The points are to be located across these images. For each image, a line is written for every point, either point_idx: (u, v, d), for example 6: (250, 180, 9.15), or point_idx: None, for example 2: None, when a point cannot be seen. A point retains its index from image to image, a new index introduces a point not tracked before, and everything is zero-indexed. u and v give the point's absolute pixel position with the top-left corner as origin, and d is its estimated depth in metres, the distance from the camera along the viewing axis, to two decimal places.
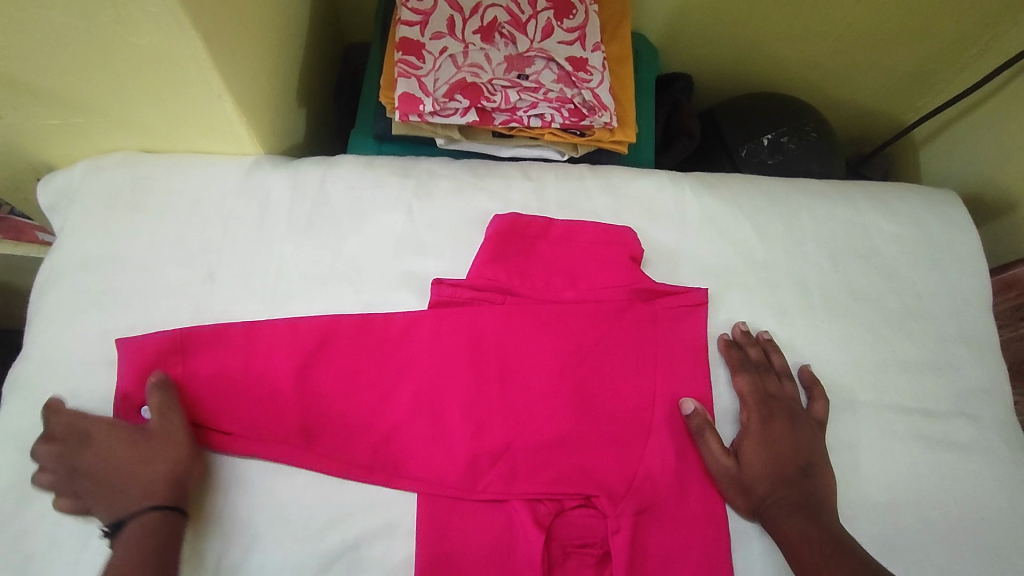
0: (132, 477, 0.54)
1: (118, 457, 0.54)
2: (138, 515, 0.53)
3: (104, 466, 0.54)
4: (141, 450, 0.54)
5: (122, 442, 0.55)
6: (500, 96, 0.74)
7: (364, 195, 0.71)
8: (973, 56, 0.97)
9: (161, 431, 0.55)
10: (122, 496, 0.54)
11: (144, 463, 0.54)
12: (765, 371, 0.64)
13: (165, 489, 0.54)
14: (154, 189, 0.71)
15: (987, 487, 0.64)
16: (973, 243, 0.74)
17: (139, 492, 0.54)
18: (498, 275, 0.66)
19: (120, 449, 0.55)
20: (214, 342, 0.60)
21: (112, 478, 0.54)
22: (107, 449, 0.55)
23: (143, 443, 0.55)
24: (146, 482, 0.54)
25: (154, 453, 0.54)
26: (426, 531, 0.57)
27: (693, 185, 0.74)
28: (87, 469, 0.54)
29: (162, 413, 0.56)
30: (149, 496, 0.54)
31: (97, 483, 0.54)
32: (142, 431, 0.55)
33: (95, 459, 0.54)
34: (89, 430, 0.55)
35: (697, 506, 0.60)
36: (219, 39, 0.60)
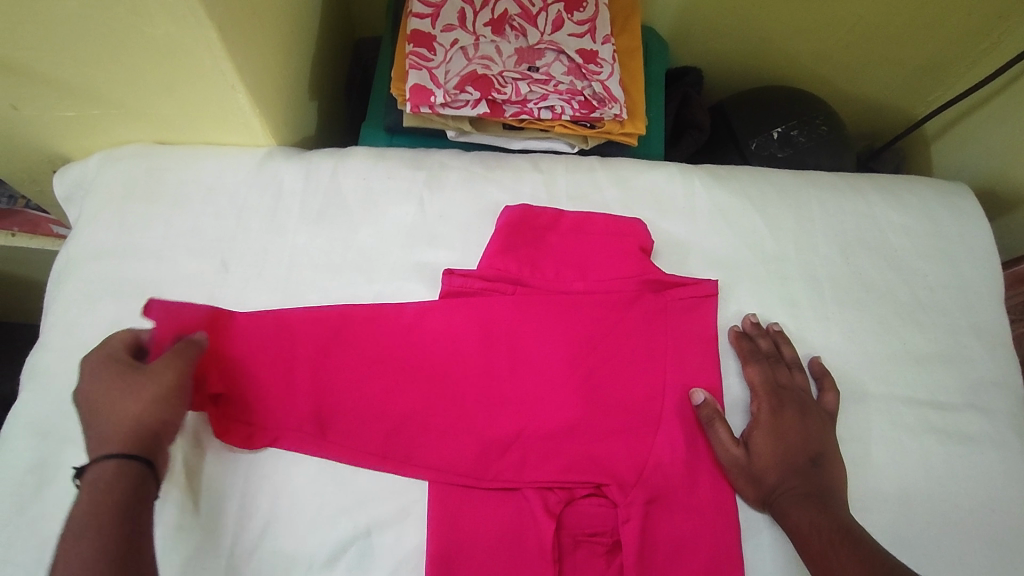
0: (110, 418, 0.51)
1: (109, 394, 0.53)
2: (101, 459, 0.50)
3: (95, 403, 0.53)
4: (129, 392, 0.52)
5: (116, 381, 0.53)
6: (511, 88, 0.74)
7: (376, 186, 0.72)
8: (984, 51, 0.96)
9: (154, 376, 0.53)
10: (97, 436, 0.51)
11: (125, 405, 0.52)
12: (776, 362, 0.65)
13: (133, 437, 0.51)
14: (169, 180, 0.72)
15: (1000, 480, 0.64)
16: (985, 236, 0.74)
17: (110, 434, 0.51)
18: (508, 265, 0.67)
19: (113, 388, 0.53)
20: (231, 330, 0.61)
21: (96, 416, 0.52)
22: (103, 387, 0.53)
23: (134, 384, 0.53)
24: (120, 425, 0.51)
25: (137, 398, 0.52)
26: (437, 519, 0.58)
27: (703, 177, 0.74)
28: (84, 405, 0.53)
29: (167, 357, 0.55)
30: (117, 440, 0.51)
31: (87, 420, 0.52)
32: (139, 372, 0.54)
33: (90, 396, 0.53)
34: (97, 365, 0.55)
35: (707, 495, 0.60)
36: (233, 30, 0.61)
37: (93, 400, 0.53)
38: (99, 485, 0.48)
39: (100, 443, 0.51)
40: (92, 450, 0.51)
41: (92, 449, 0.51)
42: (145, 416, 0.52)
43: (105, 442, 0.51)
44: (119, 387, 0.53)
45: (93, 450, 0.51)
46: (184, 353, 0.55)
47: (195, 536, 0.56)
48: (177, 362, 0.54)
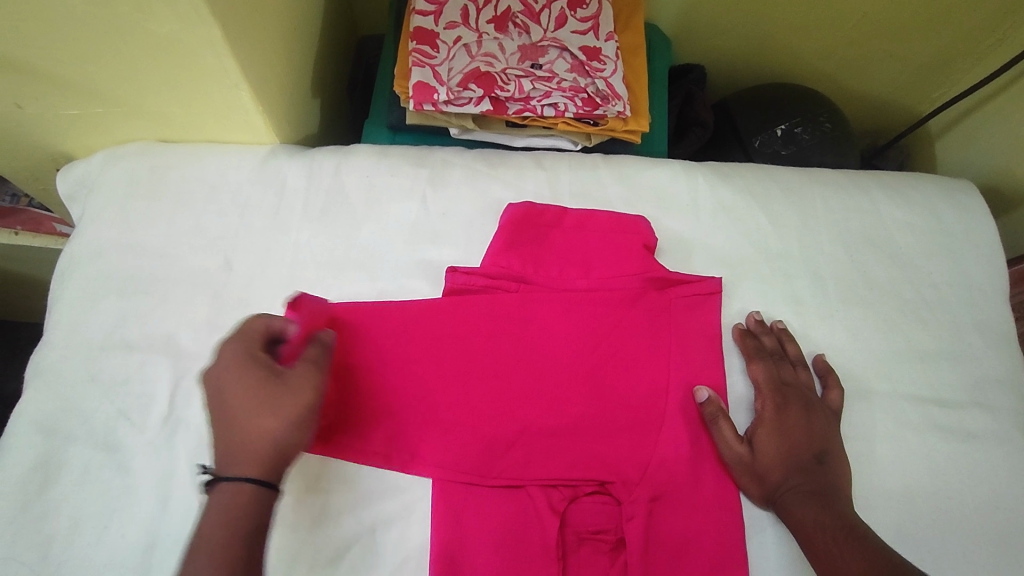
0: (247, 430, 0.51)
1: (247, 401, 0.52)
2: (237, 474, 0.50)
3: (229, 405, 0.52)
4: (268, 405, 0.52)
5: (254, 387, 0.52)
6: (514, 86, 0.74)
7: (379, 184, 0.72)
8: (989, 47, 0.96)
9: (293, 391, 0.53)
10: (232, 443, 0.51)
11: (264, 420, 0.51)
12: (780, 360, 0.64)
13: (269, 458, 0.51)
14: (173, 178, 0.72)
15: (1004, 477, 0.64)
16: (989, 233, 0.74)
17: (247, 447, 0.51)
18: (512, 263, 0.67)
19: (250, 394, 0.52)
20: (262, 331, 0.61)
21: (232, 421, 0.52)
22: (239, 389, 0.53)
23: (275, 396, 0.52)
24: (258, 439, 0.51)
25: (275, 417, 0.52)
26: (439, 517, 0.58)
27: (706, 175, 0.74)
28: (218, 404, 0.53)
29: (304, 368, 0.54)
30: (252, 457, 0.51)
31: (221, 419, 0.52)
32: (277, 381, 0.53)
33: (226, 396, 0.53)
34: (235, 362, 0.54)
35: (711, 493, 0.60)
36: (236, 27, 0.60)
37: (229, 402, 0.52)
38: (233, 505, 0.49)
39: (235, 453, 0.51)
40: (225, 458, 0.51)
41: (226, 457, 0.51)
42: (280, 433, 0.52)
43: (240, 453, 0.51)
44: (257, 396, 0.52)
45: (226, 458, 0.51)
46: (318, 363, 0.54)
47: None
48: (314, 375, 0.54)
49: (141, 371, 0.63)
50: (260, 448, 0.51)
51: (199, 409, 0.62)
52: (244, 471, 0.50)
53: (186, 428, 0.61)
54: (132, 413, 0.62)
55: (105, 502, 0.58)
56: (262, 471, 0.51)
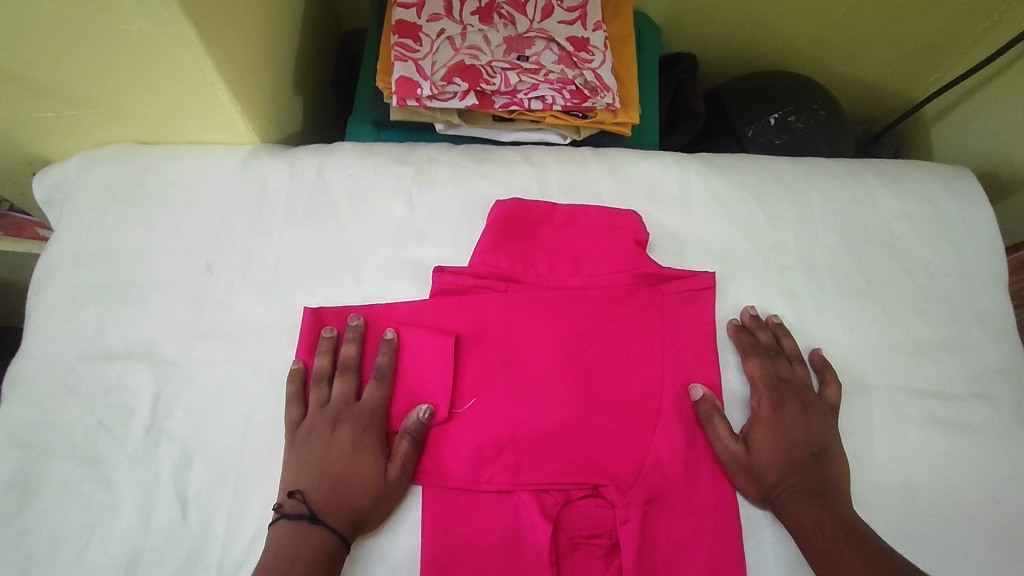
0: (356, 493, 0.55)
1: (364, 470, 0.56)
2: (333, 526, 0.54)
3: (346, 468, 0.56)
4: (382, 484, 0.56)
5: (373, 461, 0.57)
6: (500, 78, 0.72)
7: (363, 183, 0.70)
8: (985, 30, 0.94)
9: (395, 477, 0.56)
10: (337, 499, 0.55)
11: (373, 494, 0.56)
12: (777, 356, 0.63)
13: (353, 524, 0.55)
14: (151, 181, 0.70)
15: (1006, 470, 0.62)
16: (987, 220, 0.72)
17: (341, 506, 0.55)
18: (500, 262, 0.65)
19: (364, 463, 0.56)
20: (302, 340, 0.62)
21: (337, 481, 0.56)
22: (356, 458, 0.57)
23: (392, 481, 0.56)
24: (360, 505, 0.55)
25: (374, 493, 0.56)
26: (429, 525, 0.56)
27: (698, 167, 0.72)
28: (336, 461, 0.57)
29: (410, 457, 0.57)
30: (347, 517, 0.55)
31: (331, 472, 0.56)
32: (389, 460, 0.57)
33: (344, 460, 0.57)
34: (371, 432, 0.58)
35: (707, 494, 0.58)
36: (211, 25, 0.59)
37: (349, 466, 0.56)
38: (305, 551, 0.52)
39: (337, 504, 0.55)
40: (326, 505, 0.55)
41: (325, 505, 0.55)
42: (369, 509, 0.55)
43: (341, 509, 0.55)
44: (376, 469, 0.56)
45: (328, 507, 0.54)
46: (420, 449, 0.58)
47: (184, 547, 0.56)
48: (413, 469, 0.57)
49: (121, 382, 0.62)
50: (352, 515, 0.55)
51: (182, 419, 0.61)
52: (341, 526, 0.54)
53: (169, 439, 0.60)
54: (113, 424, 0.60)
55: (86, 517, 0.57)
56: (348, 530, 0.54)
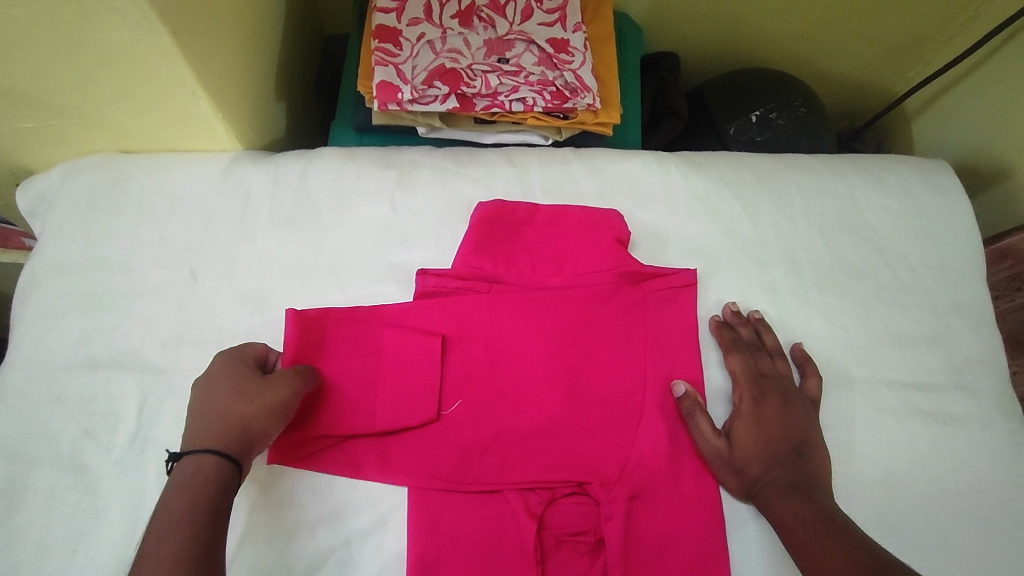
0: (219, 414, 0.54)
1: (220, 389, 0.55)
2: (201, 453, 0.52)
3: (205, 397, 0.55)
4: (245, 389, 0.55)
5: (230, 378, 0.56)
6: (480, 81, 0.73)
7: (345, 187, 0.70)
8: (963, 24, 0.95)
9: (273, 385, 0.55)
10: (203, 427, 0.53)
11: (238, 402, 0.54)
12: (757, 351, 0.64)
13: (230, 442, 0.53)
14: (135, 189, 0.70)
15: (985, 459, 0.63)
16: (965, 212, 0.73)
17: (214, 428, 0.53)
18: (483, 263, 0.66)
19: (236, 382, 0.55)
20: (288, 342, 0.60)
21: (210, 408, 0.54)
22: (226, 380, 0.55)
23: (254, 386, 0.55)
24: (231, 420, 0.53)
25: (249, 404, 0.54)
26: (416, 526, 0.57)
27: (679, 165, 0.73)
28: (198, 394, 0.55)
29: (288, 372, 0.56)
30: (220, 438, 0.53)
31: (202, 404, 0.54)
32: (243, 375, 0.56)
33: (214, 386, 0.55)
34: (222, 359, 0.57)
35: (690, 489, 0.59)
36: (190, 32, 0.59)
37: (208, 390, 0.55)
38: (187, 475, 0.50)
39: (211, 428, 0.53)
40: (192, 439, 0.53)
41: (193, 438, 0.53)
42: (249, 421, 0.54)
43: (209, 432, 0.53)
44: (232, 384, 0.55)
45: (195, 438, 0.53)
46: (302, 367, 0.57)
47: None
48: (292, 377, 0.56)
49: (106, 389, 0.62)
50: (226, 433, 0.53)
51: (168, 427, 0.61)
52: (211, 448, 0.52)
53: (155, 446, 0.60)
54: (98, 433, 0.60)
55: (71, 526, 0.57)
56: (225, 449, 0.52)
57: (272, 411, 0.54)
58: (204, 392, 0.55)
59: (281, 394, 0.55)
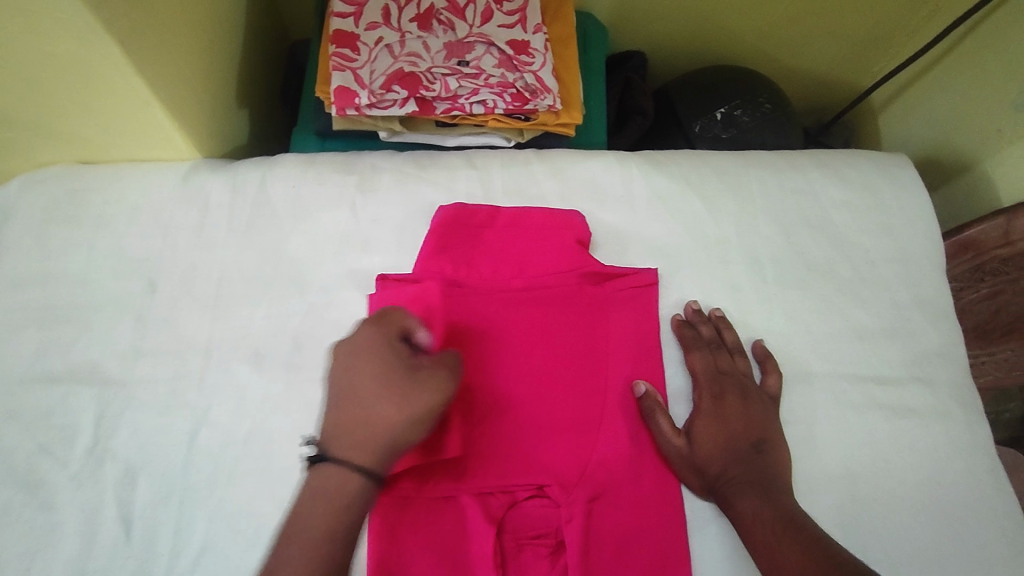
0: (365, 418, 0.51)
1: (367, 387, 0.52)
2: (345, 461, 0.50)
3: (351, 391, 0.52)
4: (392, 393, 0.51)
5: (375, 373, 0.52)
6: (440, 84, 0.73)
7: (305, 193, 0.70)
8: (924, 18, 0.96)
9: (422, 392, 0.51)
10: (348, 428, 0.51)
11: (387, 409, 0.51)
12: (718, 349, 0.64)
13: (379, 451, 0.50)
14: (92, 201, 0.69)
15: (944, 450, 0.64)
16: (924, 205, 0.73)
17: (362, 434, 0.51)
18: (442, 267, 0.65)
19: (385, 382, 0.52)
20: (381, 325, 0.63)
21: (358, 408, 0.51)
22: (376, 378, 0.52)
23: (402, 390, 0.51)
24: (378, 427, 0.51)
25: (396, 411, 0.51)
26: (373, 533, 0.56)
27: (640, 164, 0.73)
28: (346, 384, 0.52)
29: (434, 375, 0.52)
30: (370, 447, 0.50)
31: (349, 401, 0.52)
32: (386, 373, 0.52)
33: (363, 384, 0.52)
34: (368, 344, 0.53)
35: (651, 488, 0.59)
36: (140, 41, 0.58)
37: (357, 386, 0.52)
38: (331, 489, 0.49)
39: (358, 433, 0.51)
40: (336, 437, 0.51)
41: (338, 436, 0.51)
42: (397, 430, 0.51)
43: (353, 436, 0.51)
44: (375, 383, 0.51)
45: (340, 437, 0.51)
46: (449, 369, 0.53)
47: (130, 566, 0.56)
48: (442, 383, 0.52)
49: (65, 403, 0.62)
50: (374, 441, 0.50)
51: (126, 440, 0.60)
52: (354, 458, 0.50)
53: (114, 458, 0.60)
54: (55, 448, 0.60)
55: (27, 543, 0.57)
56: (372, 459, 0.50)
57: (419, 420, 0.51)
58: (352, 385, 0.52)
59: (429, 405, 0.51)
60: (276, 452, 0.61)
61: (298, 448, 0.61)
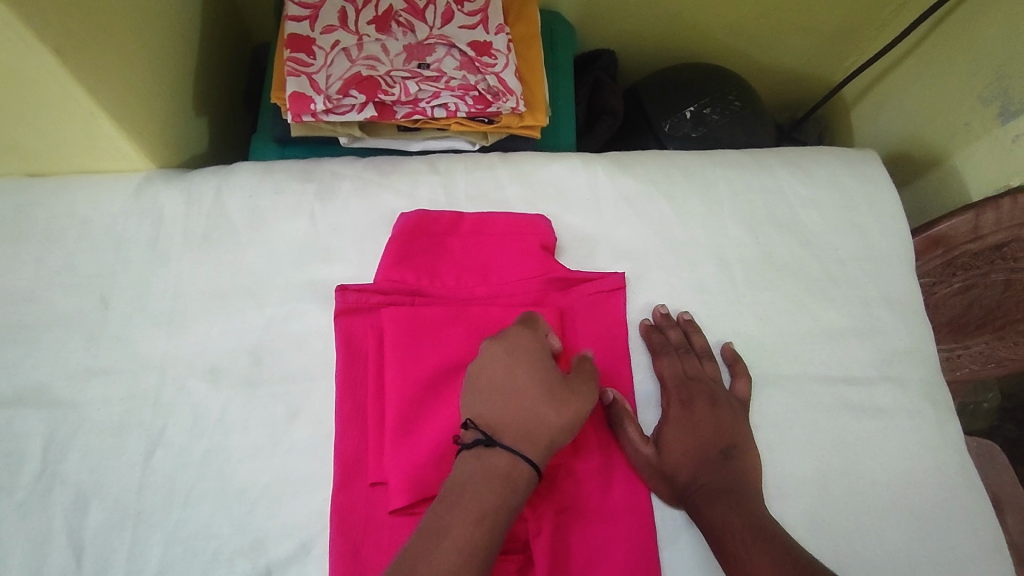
0: (528, 412, 0.54)
1: (526, 383, 0.55)
2: (517, 449, 0.52)
3: (507, 385, 0.55)
4: (553, 395, 0.54)
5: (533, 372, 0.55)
6: (399, 88, 0.71)
7: (262, 203, 0.68)
8: (893, 12, 0.95)
9: (577, 397, 0.55)
10: (511, 419, 0.53)
11: (550, 410, 0.54)
12: (686, 354, 0.63)
13: (540, 447, 0.53)
14: (39, 216, 0.67)
15: (914, 450, 0.63)
16: (894, 202, 0.73)
17: (527, 429, 0.53)
18: (405, 276, 0.64)
19: (543, 382, 0.55)
20: (349, 340, 0.62)
21: (517, 404, 0.54)
22: (535, 379, 0.55)
23: (564, 392, 0.55)
24: (542, 424, 0.53)
25: (558, 412, 0.54)
26: (336, 551, 0.55)
27: (606, 166, 0.71)
28: (502, 382, 0.55)
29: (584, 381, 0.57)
30: (534, 442, 0.53)
31: (506, 396, 0.55)
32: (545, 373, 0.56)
33: (524, 381, 0.55)
34: (521, 343, 0.57)
35: (619, 498, 0.58)
36: (77, 49, 0.56)
37: (516, 383, 0.55)
38: (496, 471, 0.51)
39: (521, 427, 0.53)
40: (500, 426, 0.53)
41: (501, 428, 0.53)
42: (557, 429, 0.53)
43: (520, 427, 0.53)
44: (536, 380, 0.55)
45: (504, 428, 0.53)
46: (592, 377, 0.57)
47: None
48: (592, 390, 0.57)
49: (10, 428, 0.59)
50: (535, 437, 0.53)
51: (76, 464, 0.58)
52: (522, 449, 0.52)
53: (63, 484, 0.58)
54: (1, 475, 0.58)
55: None
56: (534, 452, 0.52)
57: (579, 422, 0.55)
58: (507, 382, 0.55)
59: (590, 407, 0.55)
60: (233, 472, 0.58)
61: (256, 467, 0.59)
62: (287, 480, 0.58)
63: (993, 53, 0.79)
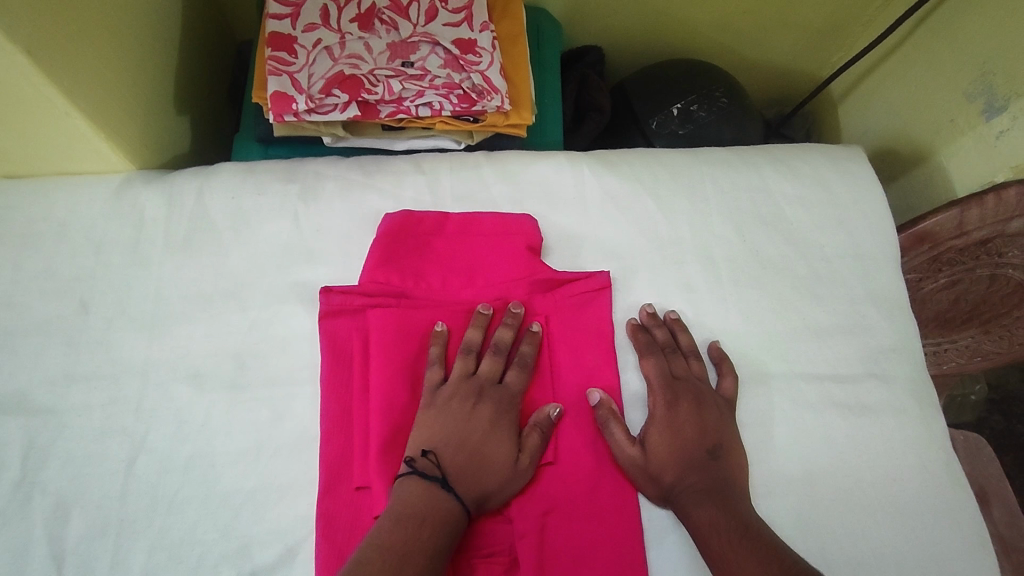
0: (476, 470, 0.55)
1: (485, 442, 0.56)
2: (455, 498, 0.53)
3: (468, 436, 0.56)
4: (504, 461, 0.56)
5: (501, 443, 0.56)
6: (383, 87, 0.70)
7: (245, 204, 0.67)
8: (880, 7, 0.95)
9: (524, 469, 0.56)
10: (459, 471, 0.55)
11: (495, 474, 0.55)
12: (673, 353, 0.63)
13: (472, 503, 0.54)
14: (17, 219, 0.66)
15: (900, 447, 0.63)
16: (879, 199, 0.73)
17: (468, 484, 0.54)
18: (390, 278, 0.63)
19: (499, 445, 0.56)
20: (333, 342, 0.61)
21: (470, 457, 0.55)
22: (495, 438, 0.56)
23: (514, 461, 0.56)
24: (480, 484, 0.54)
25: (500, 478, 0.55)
26: (322, 555, 0.55)
27: (591, 165, 0.71)
28: (464, 429, 0.56)
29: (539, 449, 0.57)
30: (471, 497, 0.54)
31: (464, 444, 0.56)
32: (520, 448, 0.57)
33: (483, 437, 0.56)
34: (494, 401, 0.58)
35: (606, 499, 0.58)
36: (51, 51, 0.55)
37: (476, 437, 0.56)
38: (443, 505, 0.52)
39: (465, 480, 0.54)
40: (450, 472, 0.54)
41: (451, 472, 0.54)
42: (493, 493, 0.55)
43: (466, 485, 0.54)
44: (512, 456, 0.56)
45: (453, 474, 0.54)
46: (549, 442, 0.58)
47: None
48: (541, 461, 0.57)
49: None
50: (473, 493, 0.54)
51: (58, 471, 0.58)
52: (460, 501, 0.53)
53: (43, 491, 0.57)
54: None
55: None
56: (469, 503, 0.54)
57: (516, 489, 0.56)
58: (468, 434, 0.56)
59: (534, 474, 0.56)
60: (217, 478, 0.58)
61: (241, 472, 0.58)
62: (272, 484, 0.58)
63: (977, 50, 0.79)
